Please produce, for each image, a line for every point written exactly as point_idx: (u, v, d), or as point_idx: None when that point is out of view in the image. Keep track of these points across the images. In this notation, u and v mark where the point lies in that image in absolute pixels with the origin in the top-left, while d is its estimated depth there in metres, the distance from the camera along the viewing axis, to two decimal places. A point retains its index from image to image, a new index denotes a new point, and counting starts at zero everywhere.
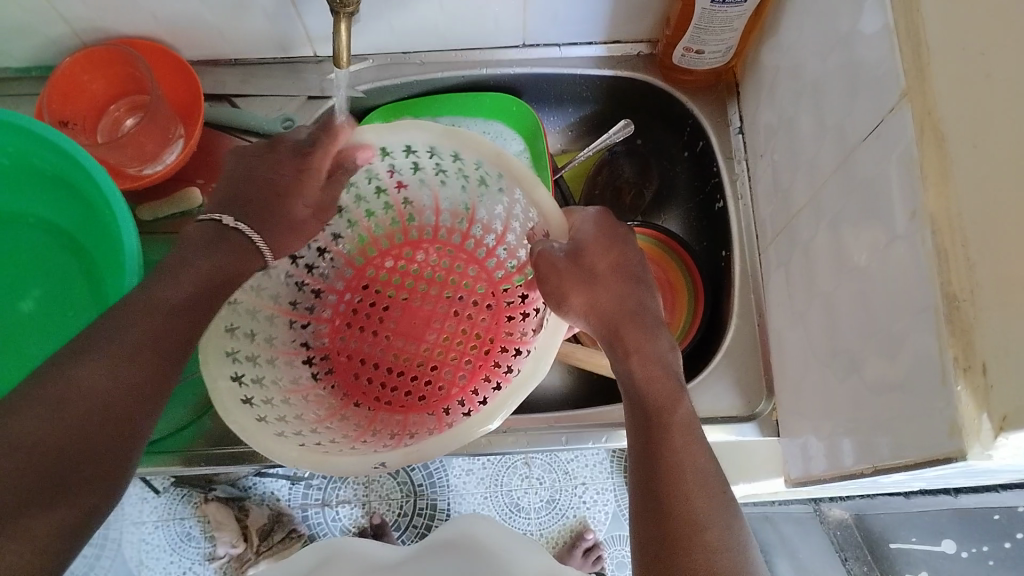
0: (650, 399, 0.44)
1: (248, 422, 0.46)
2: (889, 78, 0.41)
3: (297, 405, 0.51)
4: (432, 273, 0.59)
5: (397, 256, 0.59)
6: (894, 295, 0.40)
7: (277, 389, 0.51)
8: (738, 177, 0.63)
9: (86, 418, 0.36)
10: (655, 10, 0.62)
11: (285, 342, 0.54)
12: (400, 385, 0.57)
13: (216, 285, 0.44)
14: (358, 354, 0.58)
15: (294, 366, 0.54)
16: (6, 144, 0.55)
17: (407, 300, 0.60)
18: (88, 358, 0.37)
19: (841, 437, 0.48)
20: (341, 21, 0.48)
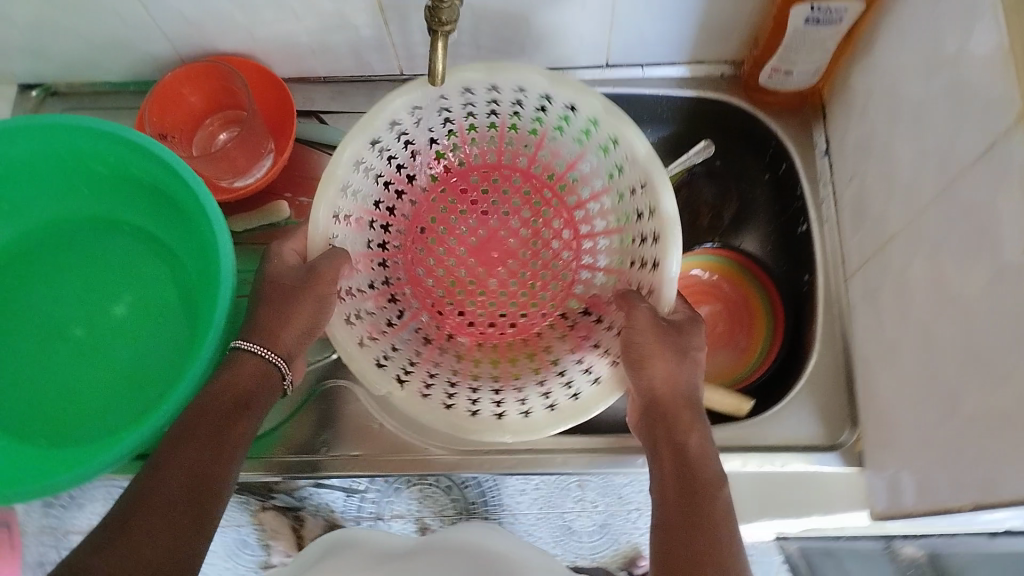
0: (693, 475, 0.47)
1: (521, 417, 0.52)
2: (1003, 100, 0.39)
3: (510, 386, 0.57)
4: (472, 205, 0.67)
5: (421, 238, 0.66)
6: (1007, 325, 0.39)
7: (488, 390, 0.56)
8: (823, 200, 0.63)
9: (181, 510, 0.42)
10: (743, 31, 0.61)
11: (418, 351, 0.60)
12: (528, 304, 0.66)
13: (245, 401, 0.48)
14: (480, 317, 0.65)
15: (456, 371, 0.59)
16: (108, 154, 0.57)
17: (467, 253, 0.67)
18: (170, 468, 0.43)
19: (938, 470, 0.46)
20: (438, 40, 0.48)
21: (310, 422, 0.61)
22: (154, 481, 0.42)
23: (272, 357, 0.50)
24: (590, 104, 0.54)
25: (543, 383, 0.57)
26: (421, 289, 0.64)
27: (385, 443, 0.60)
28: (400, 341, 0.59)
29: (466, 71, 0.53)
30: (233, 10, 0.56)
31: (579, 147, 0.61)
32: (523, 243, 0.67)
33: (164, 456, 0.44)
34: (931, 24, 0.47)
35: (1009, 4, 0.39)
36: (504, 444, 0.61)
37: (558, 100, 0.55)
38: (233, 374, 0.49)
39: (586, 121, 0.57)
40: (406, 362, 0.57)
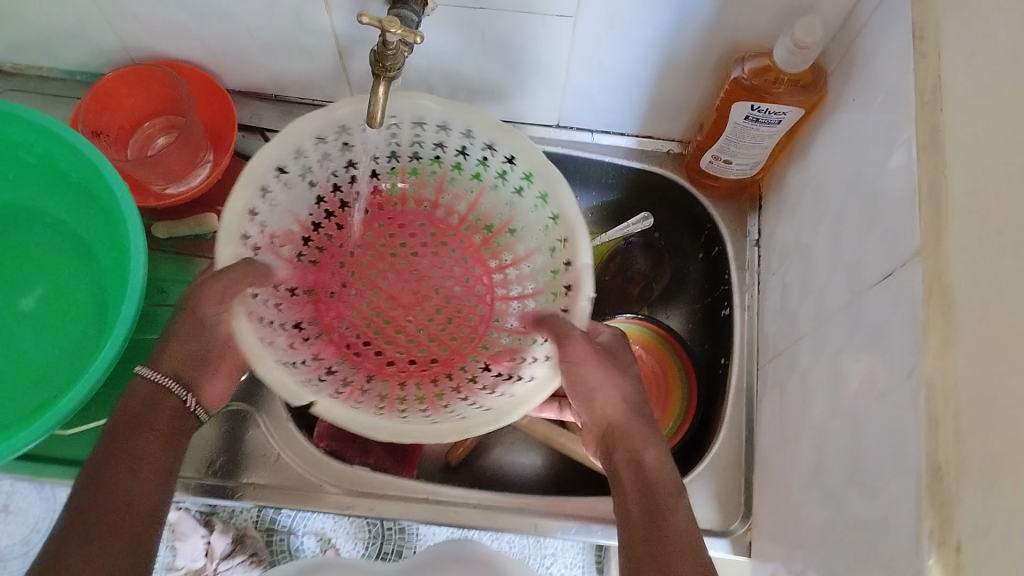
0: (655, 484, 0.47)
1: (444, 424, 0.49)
2: (905, 229, 0.41)
3: (429, 412, 0.53)
4: (380, 247, 0.65)
5: (339, 290, 0.62)
6: (885, 448, 0.40)
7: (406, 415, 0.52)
8: (748, 288, 0.63)
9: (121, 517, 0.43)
10: (692, 113, 0.62)
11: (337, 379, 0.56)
12: (444, 342, 0.62)
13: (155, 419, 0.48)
14: (393, 359, 0.61)
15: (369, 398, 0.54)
16: (35, 143, 0.56)
17: (379, 298, 0.64)
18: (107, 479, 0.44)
19: (811, 572, 0.46)
20: (381, 84, 0.48)
21: (204, 444, 0.60)
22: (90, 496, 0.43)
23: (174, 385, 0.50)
24: (489, 130, 0.54)
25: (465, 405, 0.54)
26: (336, 333, 0.60)
27: (280, 473, 0.59)
28: (312, 371, 0.55)
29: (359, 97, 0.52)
30: (186, 19, 0.56)
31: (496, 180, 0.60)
32: (436, 279, 0.65)
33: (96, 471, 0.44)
34: (858, 141, 0.48)
35: (922, 139, 0.41)
36: (402, 488, 0.60)
37: (477, 136, 0.55)
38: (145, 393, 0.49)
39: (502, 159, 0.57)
40: (322, 387, 0.53)
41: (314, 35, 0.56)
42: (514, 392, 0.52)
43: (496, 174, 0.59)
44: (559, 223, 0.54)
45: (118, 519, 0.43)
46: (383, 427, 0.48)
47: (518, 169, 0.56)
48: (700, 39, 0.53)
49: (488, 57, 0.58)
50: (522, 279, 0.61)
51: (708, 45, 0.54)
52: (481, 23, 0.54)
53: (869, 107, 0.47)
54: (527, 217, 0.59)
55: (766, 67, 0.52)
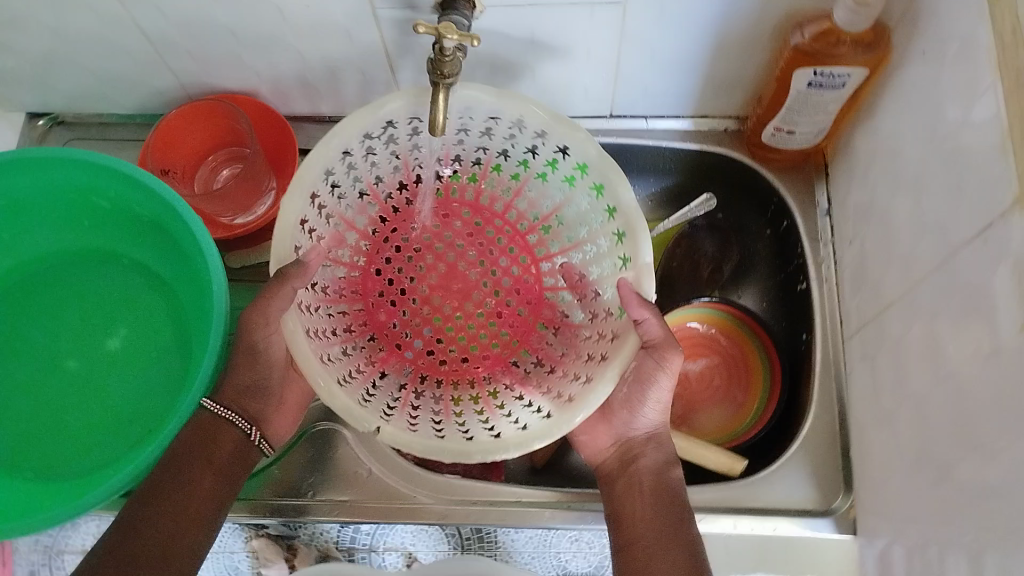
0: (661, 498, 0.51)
1: (489, 439, 0.50)
2: (998, 180, 0.39)
3: (477, 421, 0.55)
4: (426, 242, 0.65)
5: (388, 283, 0.64)
6: (1000, 409, 0.38)
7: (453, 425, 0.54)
8: (823, 260, 0.62)
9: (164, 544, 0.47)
10: (747, 86, 0.61)
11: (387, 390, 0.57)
12: (491, 334, 0.64)
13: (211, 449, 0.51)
14: (442, 358, 0.62)
15: (419, 408, 0.56)
16: (109, 189, 0.58)
17: (429, 293, 0.65)
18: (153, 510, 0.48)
19: (927, 544, 0.45)
20: (440, 92, 0.48)
21: (295, 464, 0.61)
22: (139, 523, 0.47)
23: (234, 418, 0.52)
24: (541, 122, 0.52)
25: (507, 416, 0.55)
26: (386, 333, 0.62)
27: (373, 490, 0.60)
28: (366, 377, 0.56)
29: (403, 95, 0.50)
30: (240, 51, 0.57)
31: (554, 172, 0.58)
32: (486, 270, 0.65)
33: (145, 497, 0.49)
34: (932, 95, 0.47)
35: (1007, 84, 0.39)
36: (495, 494, 0.60)
37: (528, 125, 0.53)
38: (201, 421, 0.51)
39: (553, 150, 0.55)
40: (374, 397, 0.55)
41: (365, 52, 0.56)
42: (567, 391, 0.52)
43: (543, 166, 0.58)
44: (617, 217, 0.52)
45: (155, 551, 0.47)
46: (436, 448, 0.48)
47: (569, 160, 0.54)
48: (752, 11, 0.52)
49: (538, 53, 0.58)
50: (564, 269, 0.62)
51: (761, 18, 0.53)
52: (530, 20, 0.54)
53: (941, 58, 0.46)
54: (574, 208, 0.59)
55: (826, 31, 0.51)
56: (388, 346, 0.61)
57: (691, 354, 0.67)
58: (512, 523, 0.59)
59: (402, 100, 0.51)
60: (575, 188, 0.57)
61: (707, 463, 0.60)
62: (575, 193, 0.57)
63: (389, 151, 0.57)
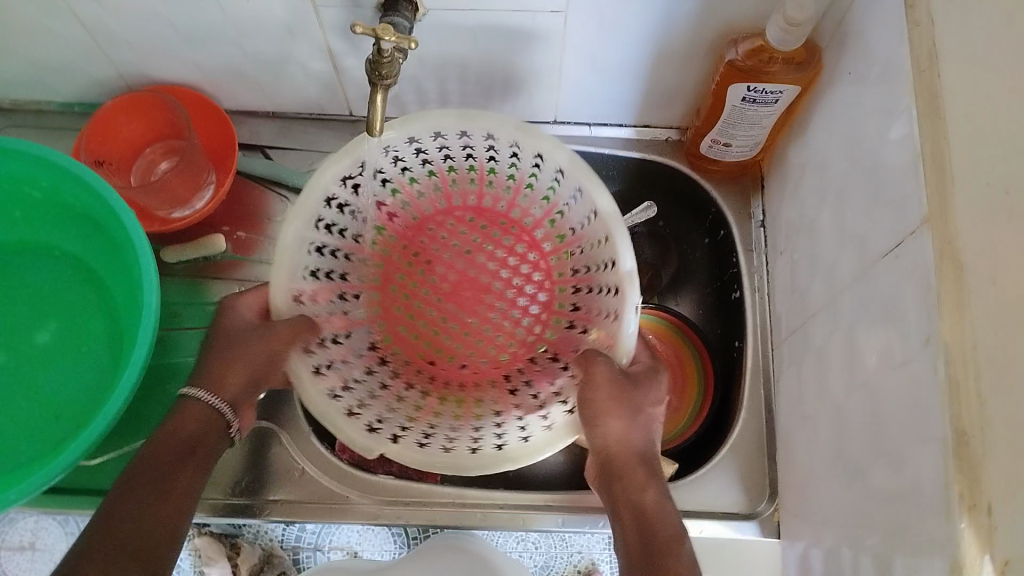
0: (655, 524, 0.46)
1: (486, 450, 0.51)
2: (911, 198, 0.41)
3: (490, 428, 0.54)
4: (450, 247, 0.64)
5: (406, 300, 0.63)
6: (907, 419, 0.39)
7: (464, 437, 0.53)
8: (756, 270, 0.64)
9: (134, 543, 0.42)
10: (687, 98, 0.63)
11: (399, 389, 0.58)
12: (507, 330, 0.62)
13: (193, 446, 0.47)
14: (461, 362, 0.61)
15: (431, 420, 0.55)
16: (43, 180, 0.57)
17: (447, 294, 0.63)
18: (128, 505, 0.43)
19: (841, 547, 0.46)
20: (377, 93, 0.49)
21: (235, 462, 0.60)
22: (116, 515, 0.42)
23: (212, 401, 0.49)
24: (511, 133, 0.53)
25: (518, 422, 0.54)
26: (406, 345, 0.61)
27: (307, 488, 0.60)
28: (362, 397, 0.54)
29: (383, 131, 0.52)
30: (180, 43, 0.56)
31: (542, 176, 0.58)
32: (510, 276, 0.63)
33: (127, 489, 0.43)
34: (856, 114, 0.48)
35: (921, 106, 0.41)
36: (431, 495, 0.60)
37: (499, 138, 0.54)
38: (192, 420, 0.48)
39: (534, 158, 0.56)
40: (385, 419, 0.53)
41: (308, 48, 0.56)
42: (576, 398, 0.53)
43: (531, 169, 0.57)
44: (600, 224, 0.53)
45: (132, 548, 0.41)
46: (431, 462, 0.50)
47: (547, 167, 0.56)
48: (691, 25, 0.53)
49: (481, 59, 0.59)
50: (580, 274, 0.60)
51: (699, 31, 0.54)
52: (471, 25, 0.54)
53: (865, 79, 0.47)
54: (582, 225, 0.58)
55: (758, 47, 0.53)
56: (407, 351, 0.61)
57: None
58: (448, 523, 0.60)
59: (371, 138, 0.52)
60: (566, 189, 0.56)
61: None
62: (560, 197, 0.58)
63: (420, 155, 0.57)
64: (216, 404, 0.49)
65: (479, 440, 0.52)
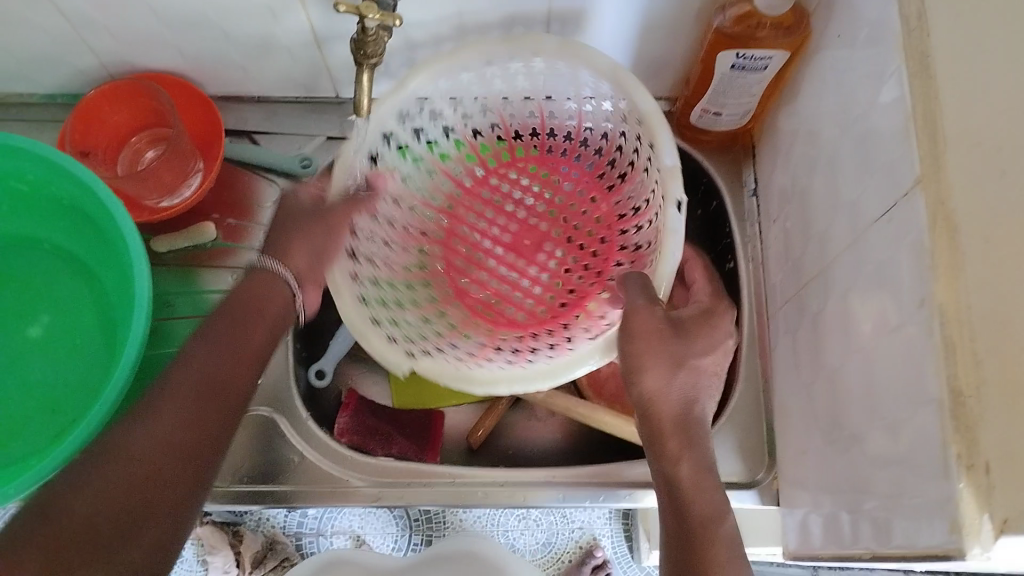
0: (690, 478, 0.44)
1: (500, 370, 0.50)
2: (903, 161, 0.41)
3: (524, 353, 0.54)
4: (493, 206, 0.65)
5: (468, 253, 0.64)
6: (903, 382, 0.40)
7: (494, 360, 0.53)
8: (750, 239, 0.63)
9: (166, 441, 0.38)
10: (676, 68, 0.62)
11: (429, 330, 0.58)
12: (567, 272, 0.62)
13: (265, 313, 0.47)
14: (519, 308, 0.61)
15: (474, 352, 0.56)
16: (28, 172, 0.56)
17: (502, 256, 0.64)
18: (167, 396, 0.40)
19: (840, 512, 0.47)
20: (364, 72, 0.50)
21: (244, 449, 0.60)
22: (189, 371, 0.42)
23: (285, 274, 0.49)
24: (557, 54, 0.52)
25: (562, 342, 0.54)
26: (466, 296, 0.62)
27: (309, 474, 0.60)
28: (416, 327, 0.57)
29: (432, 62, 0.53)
30: (161, 29, 0.56)
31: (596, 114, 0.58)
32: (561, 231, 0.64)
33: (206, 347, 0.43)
34: (845, 78, 0.48)
35: (911, 66, 0.40)
36: (430, 474, 0.60)
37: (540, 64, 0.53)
38: (258, 286, 0.48)
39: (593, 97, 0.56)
40: (422, 345, 0.55)
41: (291, 30, 0.56)
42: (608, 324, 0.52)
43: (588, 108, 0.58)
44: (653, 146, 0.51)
45: (172, 439, 0.38)
46: (456, 377, 0.50)
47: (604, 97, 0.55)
48: None
49: (468, 35, 0.58)
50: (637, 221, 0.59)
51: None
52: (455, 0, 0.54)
53: (854, 42, 0.47)
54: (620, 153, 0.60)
55: (747, 13, 0.52)
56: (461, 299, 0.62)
57: None
58: (449, 503, 0.60)
59: (428, 71, 0.53)
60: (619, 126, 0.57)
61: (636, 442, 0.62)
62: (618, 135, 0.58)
63: (440, 123, 0.59)
64: (286, 277, 0.49)
65: (505, 362, 0.52)
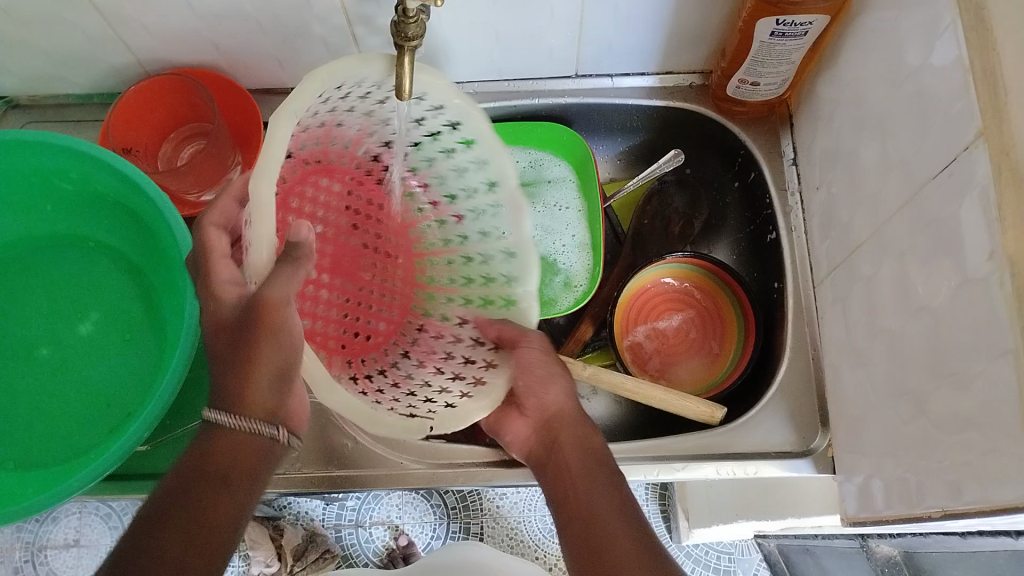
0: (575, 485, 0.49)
1: (455, 399, 0.46)
2: (962, 115, 0.40)
3: (432, 381, 0.49)
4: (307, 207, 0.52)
5: (326, 285, 0.54)
6: (972, 337, 0.39)
7: (426, 390, 0.48)
8: (791, 209, 0.63)
9: None
10: (710, 40, 0.62)
11: (372, 387, 0.49)
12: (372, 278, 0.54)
13: (251, 470, 0.44)
14: (328, 337, 0.52)
15: (392, 388, 0.49)
16: (73, 170, 0.57)
17: (334, 295, 0.54)
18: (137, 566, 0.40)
19: (905, 475, 0.47)
20: (406, 55, 0.46)
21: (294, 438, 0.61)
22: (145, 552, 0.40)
23: (261, 430, 0.44)
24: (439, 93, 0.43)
25: (440, 372, 0.49)
26: (329, 340, 0.52)
27: (363, 458, 0.60)
28: (361, 388, 0.48)
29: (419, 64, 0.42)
30: (197, 22, 0.56)
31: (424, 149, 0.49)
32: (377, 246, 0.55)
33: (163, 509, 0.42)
34: (893, 39, 0.48)
35: (967, 19, 0.40)
36: (480, 455, 0.60)
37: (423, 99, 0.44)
38: (238, 440, 0.44)
39: (437, 122, 0.46)
40: (376, 394, 0.48)
41: (326, 18, 0.56)
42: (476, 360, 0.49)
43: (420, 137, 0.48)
44: (488, 169, 0.46)
45: None
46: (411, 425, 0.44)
47: (455, 131, 0.46)
48: None
49: (500, 16, 0.58)
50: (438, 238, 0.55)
51: None
52: None
53: (902, 0, 0.46)
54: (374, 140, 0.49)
55: None
56: (347, 350, 0.52)
57: (665, 309, 0.68)
58: (500, 483, 0.60)
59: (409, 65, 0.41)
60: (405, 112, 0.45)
61: (685, 413, 0.61)
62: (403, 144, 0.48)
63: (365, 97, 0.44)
64: (272, 434, 0.44)
65: (433, 393, 0.47)
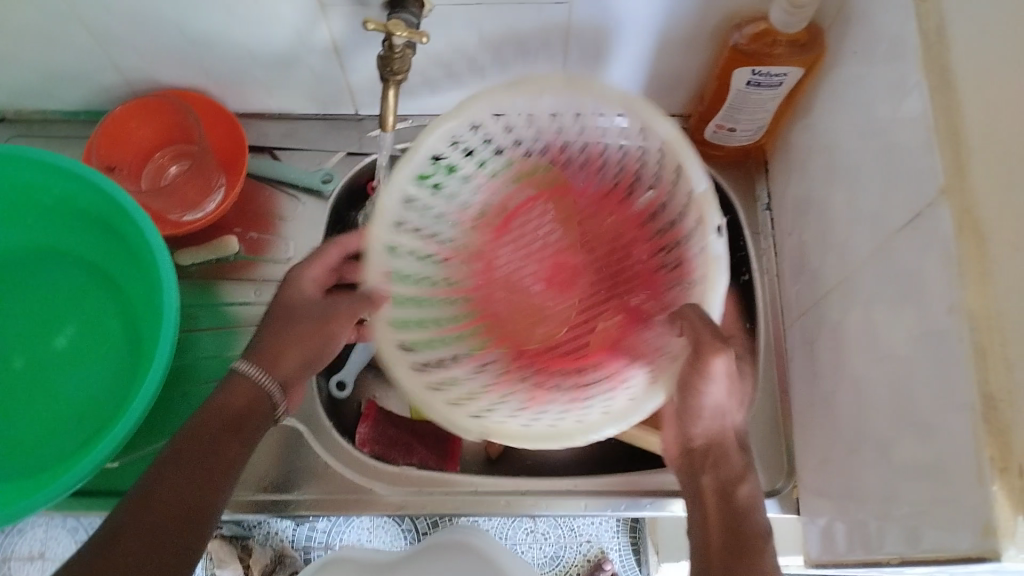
0: (724, 473, 0.47)
1: (549, 428, 0.47)
2: (926, 171, 0.42)
3: (593, 402, 0.48)
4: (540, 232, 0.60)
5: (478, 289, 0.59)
6: (932, 386, 0.40)
7: (600, 404, 0.47)
8: (764, 252, 0.64)
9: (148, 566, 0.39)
10: (691, 85, 0.63)
11: (507, 408, 0.51)
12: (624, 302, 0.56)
13: (241, 421, 0.46)
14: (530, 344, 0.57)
15: (514, 395, 0.52)
16: (56, 186, 0.57)
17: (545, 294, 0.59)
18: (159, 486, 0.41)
19: (866, 518, 0.47)
20: (391, 88, 0.51)
21: (271, 459, 0.61)
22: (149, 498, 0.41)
23: (268, 387, 0.48)
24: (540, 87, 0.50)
25: (561, 411, 0.49)
26: (527, 352, 0.56)
27: (334, 483, 0.60)
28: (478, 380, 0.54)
29: (473, 102, 0.51)
30: (187, 46, 0.57)
31: (538, 142, 0.57)
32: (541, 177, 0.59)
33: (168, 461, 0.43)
34: (864, 93, 0.49)
35: (932, 81, 0.42)
36: (452, 483, 0.61)
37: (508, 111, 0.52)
38: (232, 393, 0.47)
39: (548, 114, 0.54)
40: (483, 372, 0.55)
41: (314, 47, 0.57)
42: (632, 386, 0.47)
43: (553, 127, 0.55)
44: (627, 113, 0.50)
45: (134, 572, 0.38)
46: (544, 436, 0.46)
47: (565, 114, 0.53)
48: (696, 10, 0.54)
49: (487, 51, 0.59)
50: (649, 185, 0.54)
51: (704, 17, 0.55)
52: (479, 17, 0.55)
53: (873, 57, 0.48)
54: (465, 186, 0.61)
55: (763, 31, 0.54)
56: (517, 345, 0.57)
57: None
58: (474, 510, 0.60)
59: (479, 102, 0.51)
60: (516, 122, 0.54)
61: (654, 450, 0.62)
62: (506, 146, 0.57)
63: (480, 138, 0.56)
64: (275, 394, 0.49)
65: (574, 413, 0.48)
